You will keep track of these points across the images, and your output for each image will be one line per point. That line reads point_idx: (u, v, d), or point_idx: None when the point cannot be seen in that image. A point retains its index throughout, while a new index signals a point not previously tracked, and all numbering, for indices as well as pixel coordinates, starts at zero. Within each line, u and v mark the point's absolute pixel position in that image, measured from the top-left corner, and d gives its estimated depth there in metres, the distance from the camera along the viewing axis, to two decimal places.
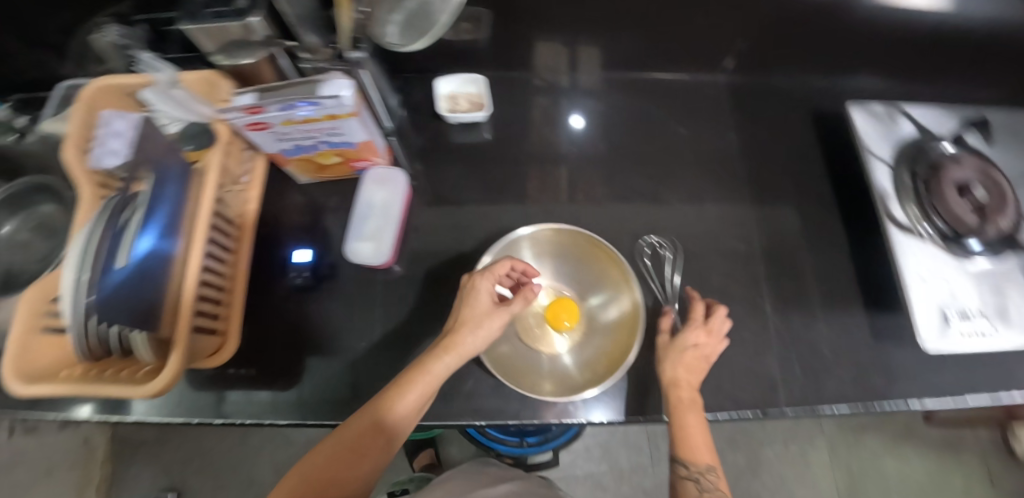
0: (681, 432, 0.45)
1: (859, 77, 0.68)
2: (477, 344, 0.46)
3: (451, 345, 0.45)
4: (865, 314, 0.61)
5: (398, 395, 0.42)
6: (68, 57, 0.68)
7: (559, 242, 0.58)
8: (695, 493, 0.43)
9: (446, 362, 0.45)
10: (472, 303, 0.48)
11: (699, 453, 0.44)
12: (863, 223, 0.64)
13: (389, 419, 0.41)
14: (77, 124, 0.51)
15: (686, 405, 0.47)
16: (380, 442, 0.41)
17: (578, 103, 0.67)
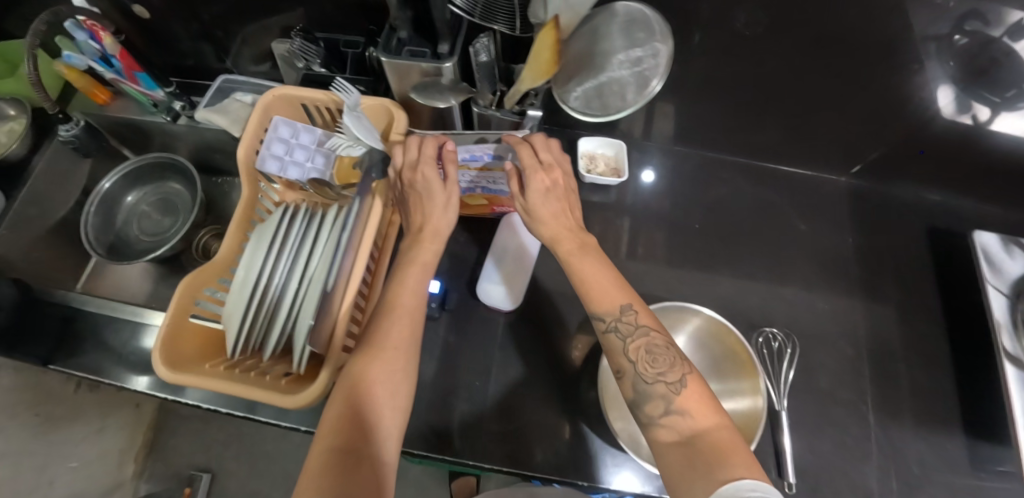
0: (586, 284, 0.47)
1: (975, 202, 0.70)
2: (445, 220, 0.49)
3: (422, 231, 0.49)
4: (965, 440, 0.60)
5: (397, 285, 0.46)
6: (229, 52, 0.72)
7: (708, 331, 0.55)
8: (620, 345, 0.45)
9: (428, 248, 0.49)
10: (428, 193, 0.48)
11: (609, 298, 0.46)
12: (968, 346, 0.64)
13: (398, 303, 0.45)
14: (255, 130, 0.54)
15: (572, 253, 0.49)
16: (407, 325, 0.44)
17: (699, 182, 0.71)
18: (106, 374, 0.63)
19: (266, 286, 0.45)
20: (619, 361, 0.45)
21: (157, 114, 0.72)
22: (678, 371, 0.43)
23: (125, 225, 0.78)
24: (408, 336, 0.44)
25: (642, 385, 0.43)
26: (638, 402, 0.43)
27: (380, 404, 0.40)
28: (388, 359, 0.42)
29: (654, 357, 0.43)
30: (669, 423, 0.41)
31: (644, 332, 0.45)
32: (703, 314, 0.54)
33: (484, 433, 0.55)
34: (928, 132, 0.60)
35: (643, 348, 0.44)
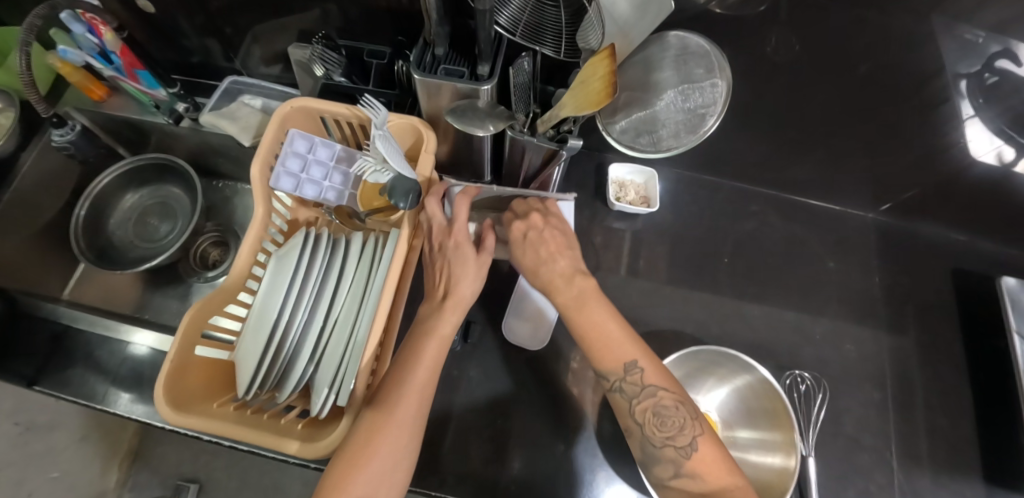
0: (586, 339, 0.45)
1: (997, 246, 0.70)
2: (471, 291, 0.45)
3: (447, 300, 0.44)
4: (987, 488, 0.59)
5: (413, 357, 0.41)
6: (238, 52, 0.68)
7: (753, 384, 0.52)
8: (627, 405, 0.43)
9: (450, 319, 0.43)
10: (456, 259, 0.44)
11: (614, 355, 0.44)
12: (990, 391, 0.64)
13: (409, 377, 0.40)
14: (273, 145, 0.50)
15: (569, 305, 0.46)
16: (416, 406, 0.39)
17: (726, 212, 0.70)
18: (95, 396, 0.59)
19: (287, 323, 0.42)
20: (625, 421, 0.44)
21: (158, 115, 0.68)
22: (688, 434, 0.41)
23: (116, 229, 0.73)
24: (416, 418, 0.39)
25: (649, 448, 0.42)
26: (647, 462, 0.43)
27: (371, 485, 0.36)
28: (388, 440, 0.37)
29: (662, 420, 0.42)
30: (682, 484, 0.40)
31: (652, 393, 0.42)
32: (755, 373, 0.51)
33: (504, 473, 0.54)
34: (963, 176, 0.59)
35: (651, 409, 0.42)
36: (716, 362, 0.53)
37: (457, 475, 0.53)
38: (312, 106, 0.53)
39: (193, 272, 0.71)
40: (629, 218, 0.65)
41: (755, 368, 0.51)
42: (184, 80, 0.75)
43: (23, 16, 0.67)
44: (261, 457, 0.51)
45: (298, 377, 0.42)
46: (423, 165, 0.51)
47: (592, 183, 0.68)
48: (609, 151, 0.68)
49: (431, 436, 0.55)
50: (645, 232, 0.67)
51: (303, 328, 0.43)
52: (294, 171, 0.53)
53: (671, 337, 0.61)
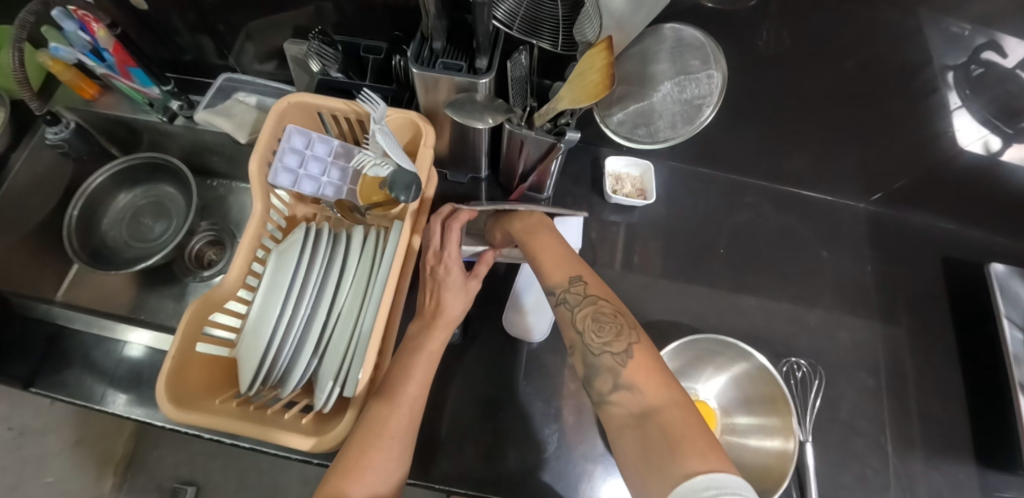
0: (536, 259, 0.48)
1: (986, 235, 0.71)
2: (459, 310, 0.46)
3: (435, 320, 0.45)
4: (978, 469, 0.61)
5: (403, 372, 0.42)
6: (231, 49, 0.67)
7: (750, 370, 0.53)
8: (569, 316, 0.44)
9: (438, 337, 0.45)
10: (443, 284, 0.46)
11: (559, 270, 0.46)
12: (981, 376, 0.65)
13: (400, 391, 0.40)
14: (269, 141, 0.50)
15: (525, 233, 0.51)
16: (408, 418, 0.39)
17: (722, 204, 0.70)
18: (94, 397, 0.59)
19: (289, 318, 0.42)
20: (570, 335, 0.44)
21: (151, 114, 0.67)
22: (623, 341, 0.40)
23: (111, 229, 0.72)
24: (406, 430, 0.39)
25: (590, 356, 0.41)
26: (589, 376, 0.41)
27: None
28: (382, 452, 0.37)
29: (599, 325, 0.42)
30: (622, 401, 0.38)
31: (592, 301, 0.44)
32: (753, 360, 0.52)
33: (507, 466, 0.54)
34: (952, 165, 0.60)
35: (590, 316, 0.43)
36: (716, 351, 0.54)
37: (460, 468, 0.53)
38: (309, 102, 0.53)
39: (189, 271, 0.71)
40: (626, 211, 0.66)
41: (753, 356, 0.51)
42: (177, 77, 0.74)
43: (10, 14, 0.66)
44: (261, 451, 0.51)
45: (302, 371, 0.43)
46: (422, 160, 0.51)
47: (590, 176, 0.68)
48: (604, 145, 0.68)
49: (434, 431, 0.55)
50: (642, 224, 0.68)
51: (305, 324, 0.43)
52: (291, 168, 0.53)
53: (669, 328, 0.62)
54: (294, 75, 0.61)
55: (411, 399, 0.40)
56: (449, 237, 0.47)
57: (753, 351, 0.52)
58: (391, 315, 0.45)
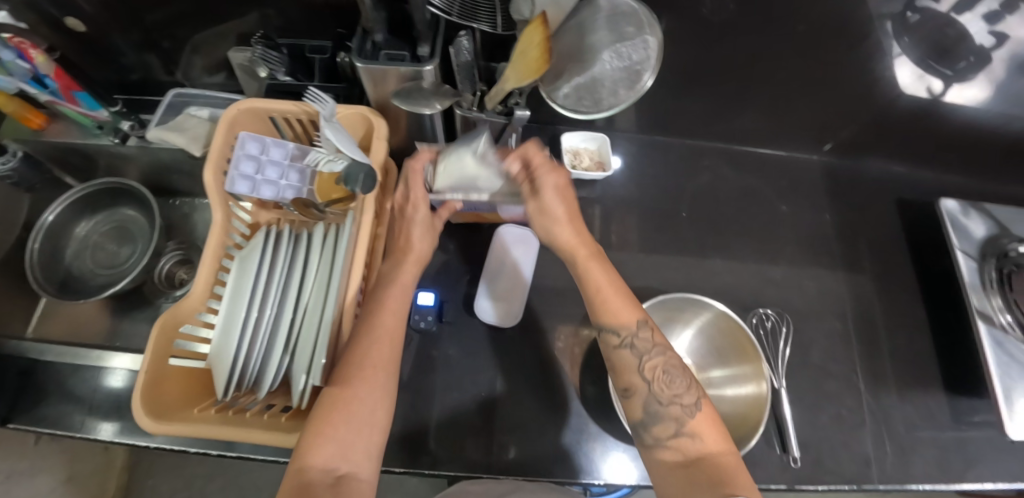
0: (596, 295, 0.47)
1: (936, 173, 0.74)
2: (425, 247, 0.51)
3: (407, 255, 0.50)
4: (946, 395, 0.64)
5: (379, 304, 0.45)
6: (179, 63, 0.67)
7: (715, 323, 0.55)
8: (635, 362, 0.44)
9: (407, 270, 0.49)
10: (409, 222, 0.52)
11: (622, 314, 0.45)
12: (943, 308, 0.68)
13: (379, 325, 0.44)
14: (223, 149, 0.50)
15: (589, 259, 0.48)
16: (388, 348, 0.43)
17: (682, 168, 0.72)
18: (76, 427, 0.58)
19: (257, 320, 0.42)
20: (630, 378, 0.44)
21: (102, 137, 0.66)
22: (693, 394, 0.42)
23: (75, 259, 0.71)
24: (389, 361, 0.42)
25: (655, 405, 0.42)
26: (647, 422, 0.42)
27: (353, 426, 0.38)
28: (367, 383, 0.40)
29: (671, 377, 0.43)
30: (678, 445, 0.40)
31: (661, 352, 0.44)
32: (718, 311, 0.55)
33: (497, 446, 0.54)
34: (893, 107, 0.63)
35: (660, 368, 0.43)
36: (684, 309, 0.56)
37: (449, 452, 0.54)
38: (259, 107, 0.53)
39: (161, 293, 0.70)
40: (587, 184, 0.67)
41: (717, 308, 0.54)
42: (123, 96, 0.72)
43: None
44: (249, 459, 0.51)
45: (274, 370, 0.42)
46: (376, 152, 0.51)
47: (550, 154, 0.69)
48: (561, 123, 0.69)
49: (420, 419, 0.55)
50: (606, 196, 0.69)
51: (273, 322, 0.43)
52: (249, 175, 0.53)
53: (641, 293, 0.63)
54: (242, 82, 0.61)
55: (388, 329, 0.44)
56: (414, 181, 0.51)
57: (715, 303, 0.54)
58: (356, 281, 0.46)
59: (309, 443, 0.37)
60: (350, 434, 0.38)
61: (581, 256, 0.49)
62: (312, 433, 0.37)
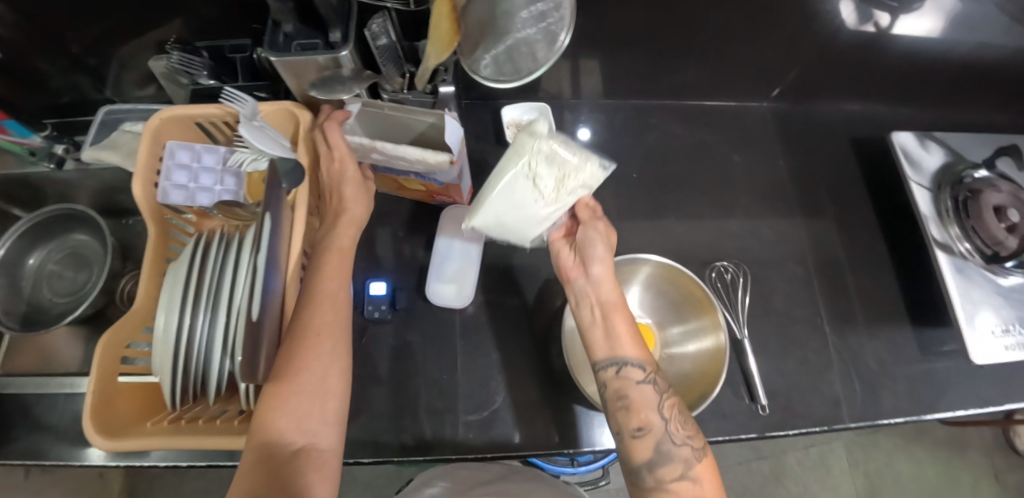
0: (631, 336, 0.44)
1: (887, 107, 0.74)
2: (362, 212, 0.49)
3: (341, 218, 0.48)
4: (912, 328, 0.64)
5: (315, 275, 0.44)
6: (108, 79, 0.65)
7: (665, 278, 0.56)
8: (655, 397, 0.42)
9: (343, 235, 0.47)
10: (341, 180, 0.48)
11: (644, 348, 0.44)
12: (904, 242, 0.68)
13: (319, 294, 0.43)
14: (148, 160, 0.48)
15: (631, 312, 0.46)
16: (331, 314, 0.43)
17: (631, 129, 0.71)
18: (43, 455, 0.57)
19: (191, 327, 0.42)
20: (646, 416, 0.41)
21: (37, 163, 0.65)
22: (701, 439, 0.42)
23: (33, 290, 0.70)
24: (332, 328, 0.42)
25: (668, 445, 0.40)
26: (654, 463, 0.40)
27: (306, 402, 0.39)
28: (311, 355, 0.40)
29: (684, 419, 0.42)
30: (680, 488, 0.39)
31: (673, 388, 0.43)
32: (665, 266, 0.55)
33: (463, 429, 0.54)
34: (835, 42, 0.62)
35: (677, 407, 0.42)
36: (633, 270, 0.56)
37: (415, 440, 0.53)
38: (184, 114, 0.52)
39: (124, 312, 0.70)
40: None
41: (659, 262, 0.54)
42: (54, 121, 0.70)
43: None
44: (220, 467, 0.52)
45: (217, 373, 0.43)
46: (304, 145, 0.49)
47: (495, 131, 0.68)
48: (502, 97, 0.69)
49: (381, 410, 0.54)
50: None
51: (209, 331, 0.43)
52: (182, 184, 0.52)
53: None
54: (168, 90, 0.60)
55: (328, 299, 0.44)
56: (331, 137, 0.46)
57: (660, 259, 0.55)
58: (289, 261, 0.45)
59: (266, 424, 0.38)
60: (305, 409, 0.39)
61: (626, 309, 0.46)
62: (265, 412, 0.38)
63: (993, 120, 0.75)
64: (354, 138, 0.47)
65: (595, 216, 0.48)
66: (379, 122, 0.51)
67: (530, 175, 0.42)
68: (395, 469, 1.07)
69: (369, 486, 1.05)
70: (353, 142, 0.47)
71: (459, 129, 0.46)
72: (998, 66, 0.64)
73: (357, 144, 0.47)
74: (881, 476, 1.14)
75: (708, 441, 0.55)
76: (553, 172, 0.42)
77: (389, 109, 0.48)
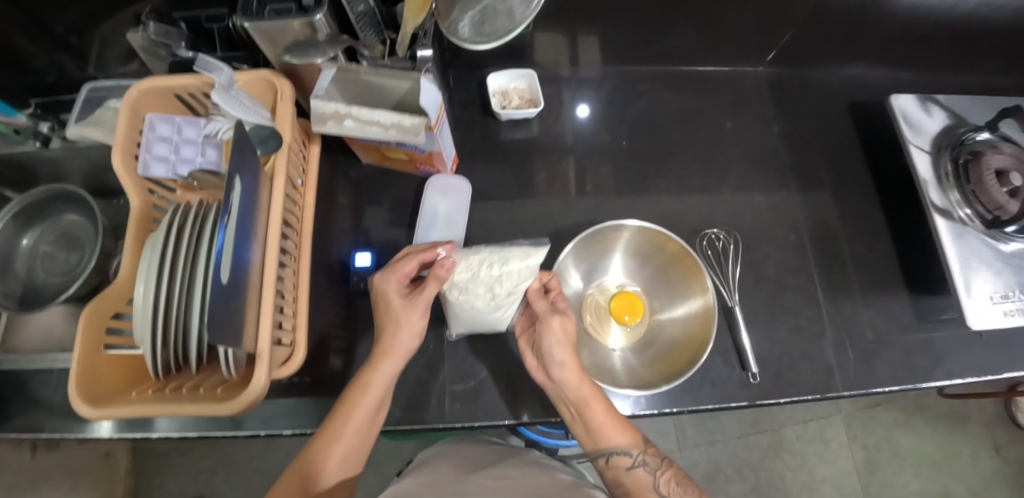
0: (606, 432, 0.46)
1: (887, 71, 0.72)
2: (410, 339, 0.48)
3: (384, 351, 0.47)
4: (909, 296, 0.63)
5: (349, 407, 0.45)
6: (91, 58, 0.65)
7: (652, 243, 0.56)
8: (650, 480, 0.46)
9: (384, 368, 0.47)
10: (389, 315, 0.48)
11: (630, 434, 0.47)
12: (902, 210, 0.66)
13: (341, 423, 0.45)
14: (127, 132, 0.48)
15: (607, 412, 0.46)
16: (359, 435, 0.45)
17: (622, 97, 0.70)
18: (40, 428, 0.58)
19: (170, 296, 0.42)
20: None
21: (25, 142, 0.65)
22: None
23: (28, 271, 0.70)
24: (358, 445, 0.45)
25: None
26: None
27: (342, 464, 0.44)
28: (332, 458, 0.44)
29: (684, 488, 0.46)
30: None
31: (667, 464, 0.48)
32: (651, 231, 0.55)
33: (450, 399, 0.54)
34: (830, 3, 0.59)
35: (672, 480, 0.47)
36: (619, 236, 0.57)
37: (401, 410, 0.53)
38: (160, 85, 0.51)
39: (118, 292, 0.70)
40: (522, 125, 0.66)
41: (643, 226, 0.54)
42: (38, 101, 0.69)
43: None
44: (215, 435, 0.54)
45: (196, 342, 0.43)
46: (281, 115, 0.48)
47: (483, 101, 0.67)
48: (487, 65, 0.67)
49: None
50: (547, 135, 0.67)
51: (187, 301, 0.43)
52: (162, 156, 0.51)
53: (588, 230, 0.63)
54: (149, 63, 0.58)
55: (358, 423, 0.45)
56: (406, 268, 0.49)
57: (646, 223, 0.55)
58: (268, 233, 0.45)
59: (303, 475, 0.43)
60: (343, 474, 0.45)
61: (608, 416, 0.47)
62: (309, 470, 0.43)
63: (998, 82, 0.73)
64: (327, 104, 0.46)
65: (549, 314, 0.47)
66: (353, 87, 0.50)
67: (464, 302, 0.50)
68: (395, 445, 1.09)
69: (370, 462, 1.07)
70: (325, 109, 0.46)
71: (435, 91, 0.46)
72: (1002, 23, 0.62)
73: (330, 110, 0.46)
74: (880, 449, 1.14)
75: (698, 410, 0.54)
76: (484, 289, 0.50)
77: (364, 73, 0.47)
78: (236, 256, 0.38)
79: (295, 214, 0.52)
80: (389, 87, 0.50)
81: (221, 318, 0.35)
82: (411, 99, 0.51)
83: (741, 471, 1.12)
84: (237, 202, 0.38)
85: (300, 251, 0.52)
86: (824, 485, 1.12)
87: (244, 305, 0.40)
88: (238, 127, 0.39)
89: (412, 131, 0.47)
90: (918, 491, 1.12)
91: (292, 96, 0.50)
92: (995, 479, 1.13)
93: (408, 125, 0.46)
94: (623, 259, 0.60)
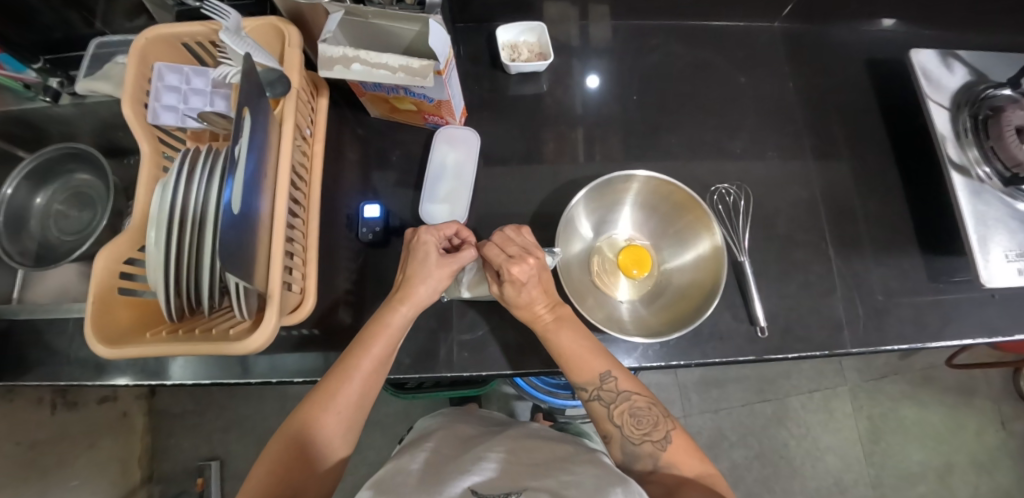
0: (564, 357, 0.47)
1: (909, 26, 0.69)
2: (429, 291, 0.47)
3: (401, 297, 0.47)
4: (922, 254, 0.62)
5: (363, 349, 0.45)
6: (99, 12, 0.64)
7: (660, 192, 0.56)
8: (605, 411, 0.47)
9: (404, 312, 0.47)
10: (420, 262, 0.48)
11: (588, 368, 0.47)
12: (917, 169, 0.65)
13: (355, 369, 0.44)
14: (137, 78, 0.48)
15: (548, 329, 0.47)
16: (365, 383, 0.45)
17: (635, 53, 0.68)
18: (59, 377, 0.60)
19: (181, 236, 0.42)
20: (605, 427, 0.47)
21: (35, 99, 0.65)
22: (662, 429, 0.45)
23: (42, 230, 0.71)
24: (360, 398, 0.44)
25: (629, 446, 0.45)
26: (627, 463, 0.46)
27: (353, 410, 0.44)
28: (336, 408, 0.43)
29: (639, 419, 0.45)
30: (658, 478, 0.44)
31: (627, 396, 0.46)
32: (660, 179, 0.54)
33: (457, 350, 0.55)
34: None
35: (627, 411, 0.46)
36: (626, 186, 0.56)
37: (409, 360, 0.54)
38: (168, 34, 0.51)
39: None
40: (531, 80, 0.66)
41: (652, 176, 0.54)
42: (48, 57, 0.69)
43: None
44: (229, 382, 0.56)
45: (207, 285, 0.43)
46: (290, 61, 0.48)
47: (493, 56, 0.67)
48: (496, 19, 0.66)
49: None
50: (556, 91, 0.67)
51: (198, 241, 0.43)
52: (172, 106, 0.51)
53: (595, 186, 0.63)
54: (156, 14, 0.58)
55: (372, 364, 0.45)
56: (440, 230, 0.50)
57: (655, 173, 0.54)
58: (278, 176, 0.45)
59: (305, 421, 0.43)
60: (344, 443, 0.45)
61: (554, 332, 0.47)
62: (310, 420, 0.43)
63: None
64: (334, 48, 0.45)
65: (490, 280, 0.49)
66: (360, 31, 0.50)
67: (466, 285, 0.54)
68: (403, 408, 1.11)
69: (379, 424, 1.10)
70: (333, 53, 0.46)
71: (443, 32, 0.45)
72: None
73: (338, 54, 0.45)
74: (885, 420, 1.15)
75: (706, 362, 0.54)
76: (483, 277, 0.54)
77: (372, 15, 0.47)
78: (247, 193, 0.38)
79: (304, 165, 0.52)
80: (398, 30, 0.49)
81: (233, 251, 0.35)
82: (421, 44, 0.50)
83: (743, 439, 1.14)
84: (248, 138, 0.38)
85: (310, 203, 0.52)
86: (825, 453, 1.13)
87: (253, 245, 0.39)
88: (247, 64, 0.39)
89: (420, 75, 0.46)
90: (921, 462, 1.13)
91: (300, 42, 0.49)
92: (999, 452, 1.14)
93: (417, 68, 0.46)
94: (629, 210, 0.59)
